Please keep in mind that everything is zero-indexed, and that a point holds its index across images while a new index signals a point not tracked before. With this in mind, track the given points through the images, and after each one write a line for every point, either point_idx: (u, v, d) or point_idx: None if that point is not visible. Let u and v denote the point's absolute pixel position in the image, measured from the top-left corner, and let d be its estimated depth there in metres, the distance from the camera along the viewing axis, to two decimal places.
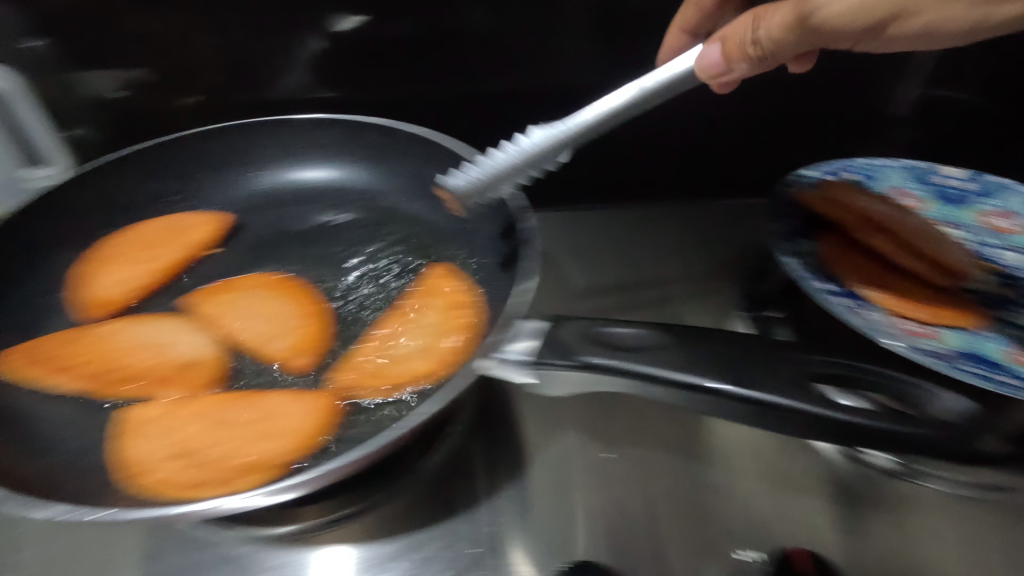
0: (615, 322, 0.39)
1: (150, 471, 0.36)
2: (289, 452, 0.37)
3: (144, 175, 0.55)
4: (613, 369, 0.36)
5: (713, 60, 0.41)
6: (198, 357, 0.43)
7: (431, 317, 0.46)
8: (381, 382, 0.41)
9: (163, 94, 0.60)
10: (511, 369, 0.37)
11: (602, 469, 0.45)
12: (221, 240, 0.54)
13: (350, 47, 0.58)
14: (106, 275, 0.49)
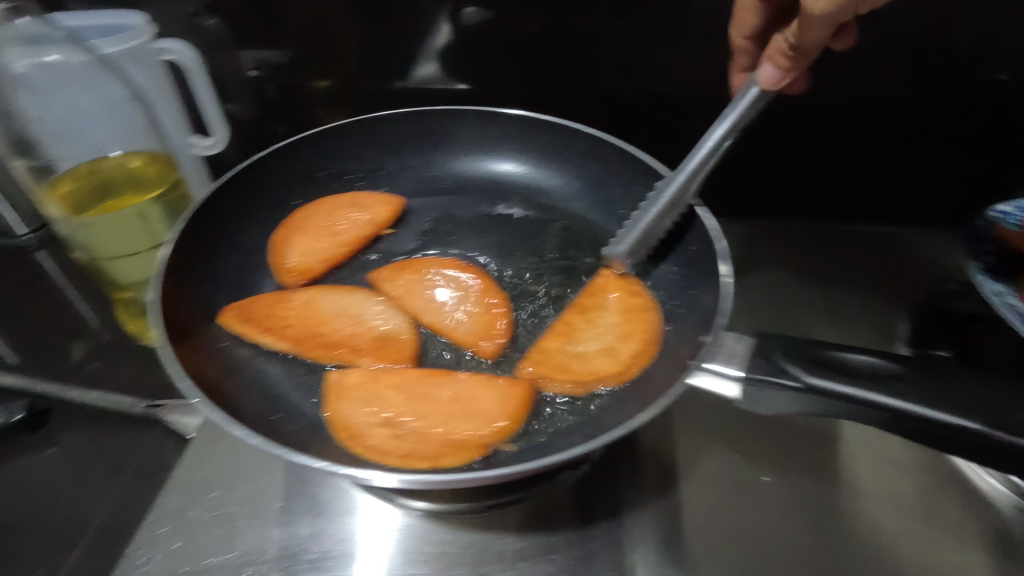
0: (841, 349, 0.38)
1: (364, 436, 0.39)
2: (488, 435, 0.39)
3: (334, 152, 0.59)
4: (846, 397, 0.35)
5: (770, 73, 0.43)
6: (391, 331, 0.47)
7: (611, 320, 0.47)
8: (567, 377, 0.43)
9: (305, 75, 0.68)
10: (723, 370, 0.38)
11: (756, 492, 0.49)
12: (395, 223, 0.57)
13: (477, 38, 0.65)
14: (299, 244, 0.54)
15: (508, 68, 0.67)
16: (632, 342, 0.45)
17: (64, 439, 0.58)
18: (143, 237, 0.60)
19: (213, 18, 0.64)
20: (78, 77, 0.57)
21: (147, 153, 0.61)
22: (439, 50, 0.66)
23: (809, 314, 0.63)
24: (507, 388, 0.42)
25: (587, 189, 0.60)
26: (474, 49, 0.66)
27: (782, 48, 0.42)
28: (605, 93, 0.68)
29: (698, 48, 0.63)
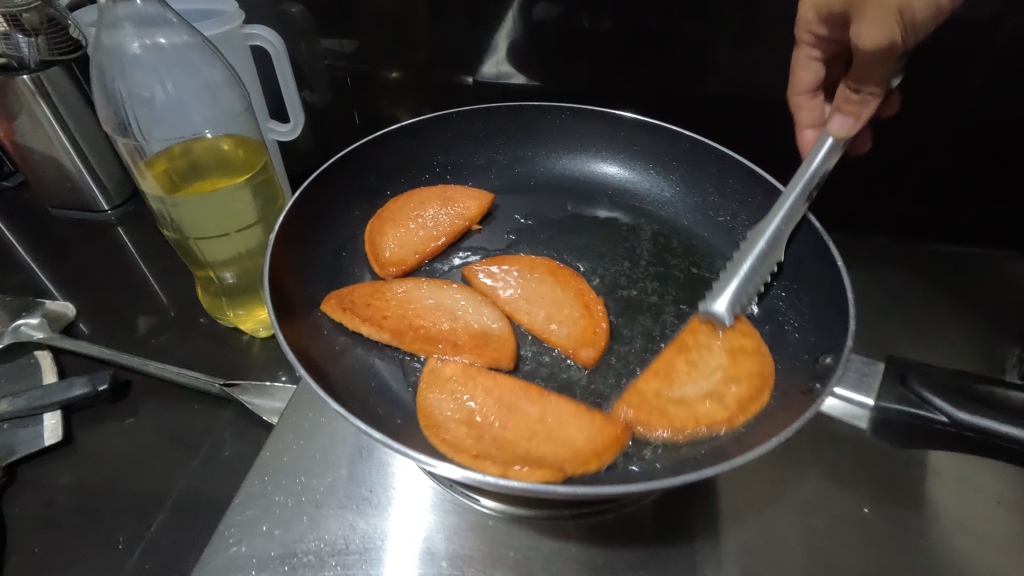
0: (1000, 382, 0.35)
1: (442, 428, 0.39)
2: (570, 463, 0.36)
3: (432, 143, 0.61)
4: (1004, 438, 0.33)
5: (841, 124, 0.44)
6: (489, 329, 0.47)
7: (716, 360, 0.43)
8: (668, 419, 0.40)
9: (381, 65, 0.69)
10: (851, 396, 0.37)
11: (855, 522, 0.47)
12: (483, 219, 0.58)
13: (557, 34, 0.64)
14: (391, 235, 0.54)
15: (587, 66, 0.66)
16: (739, 386, 0.41)
17: (142, 410, 0.59)
18: (234, 220, 0.58)
19: (297, 5, 0.65)
20: (180, 59, 0.56)
21: (238, 137, 0.60)
22: (518, 45, 0.66)
23: (894, 334, 0.61)
24: (600, 423, 0.39)
25: (678, 194, 0.60)
26: (553, 45, 0.65)
27: (849, 97, 0.43)
28: (687, 95, 0.66)
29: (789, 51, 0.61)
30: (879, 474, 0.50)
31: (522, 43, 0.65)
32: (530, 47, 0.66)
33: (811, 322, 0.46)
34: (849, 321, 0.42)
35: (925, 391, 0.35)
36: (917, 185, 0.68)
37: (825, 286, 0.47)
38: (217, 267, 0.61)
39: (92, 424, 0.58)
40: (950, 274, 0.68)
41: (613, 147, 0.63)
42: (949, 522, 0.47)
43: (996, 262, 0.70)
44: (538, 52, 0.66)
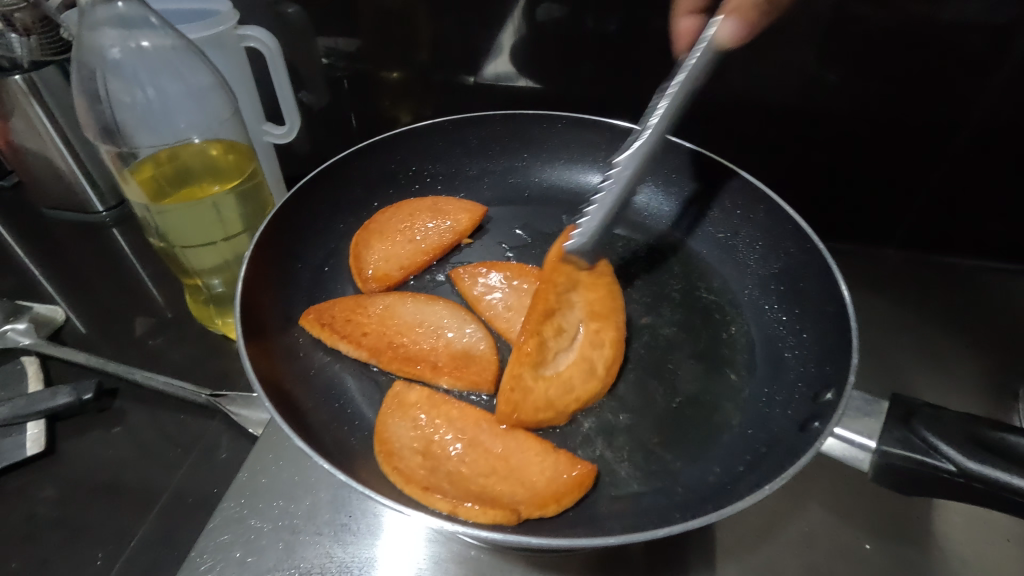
0: (1010, 428, 0.32)
1: (396, 455, 0.37)
2: (525, 501, 0.34)
3: (428, 152, 0.59)
4: (1013, 489, 0.30)
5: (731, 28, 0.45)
6: (473, 350, 0.45)
7: (577, 318, 0.45)
8: (540, 396, 0.40)
9: (379, 69, 0.68)
10: (853, 438, 0.36)
11: (857, 558, 0.45)
12: (475, 232, 0.56)
13: (558, 37, 0.62)
14: (378, 247, 0.52)
15: (588, 71, 0.64)
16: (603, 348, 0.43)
17: (129, 419, 0.56)
18: (216, 230, 0.56)
19: (294, 5, 0.63)
20: (166, 62, 0.55)
21: (226, 142, 0.58)
22: (518, 48, 0.64)
23: (903, 355, 0.58)
24: (564, 462, 0.37)
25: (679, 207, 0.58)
26: (553, 49, 0.63)
27: (744, 4, 0.45)
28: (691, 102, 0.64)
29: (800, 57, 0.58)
30: (884, 509, 0.48)
31: (524, 46, 0.63)
32: (532, 51, 0.64)
33: (812, 349, 0.43)
34: (852, 353, 0.40)
35: (930, 437, 0.33)
36: (929, 196, 0.65)
37: (828, 311, 0.44)
38: (204, 274, 0.59)
39: (76, 435, 0.55)
40: (964, 292, 0.66)
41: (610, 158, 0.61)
42: (955, 560, 0.45)
43: (1010, 278, 0.67)
44: (540, 56, 0.64)
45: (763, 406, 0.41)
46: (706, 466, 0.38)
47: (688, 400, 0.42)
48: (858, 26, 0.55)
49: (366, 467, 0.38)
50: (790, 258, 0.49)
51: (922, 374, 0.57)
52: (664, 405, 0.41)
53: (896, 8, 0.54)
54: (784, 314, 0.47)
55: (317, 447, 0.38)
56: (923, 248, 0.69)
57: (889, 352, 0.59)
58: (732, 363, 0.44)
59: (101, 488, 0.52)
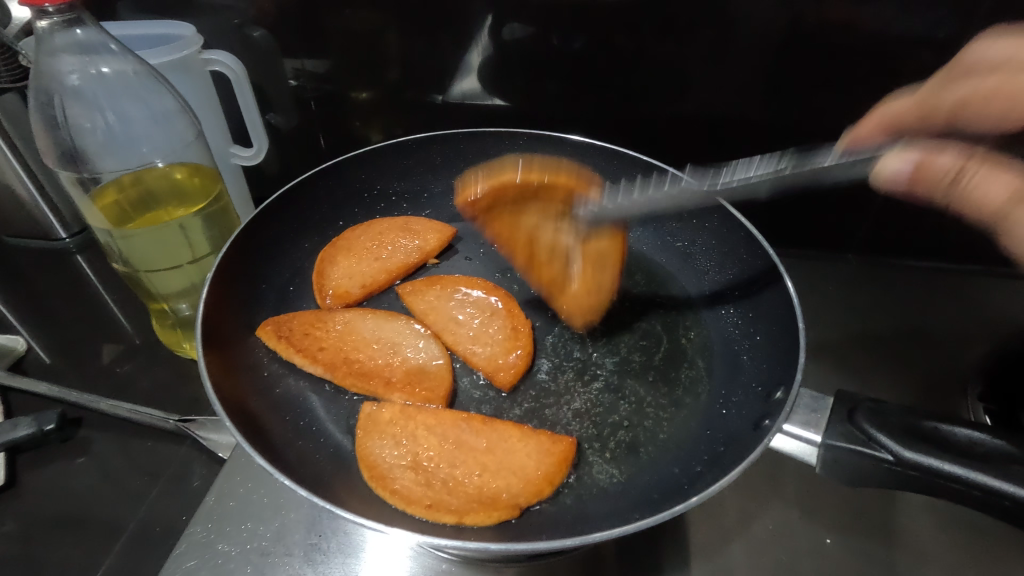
0: (943, 420, 0.35)
1: (388, 476, 0.37)
2: (521, 493, 0.36)
3: (393, 170, 0.61)
4: (942, 471, 0.32)
5: (900, 173, 0.39)
6: (427, 366, 0.45)
7: (491, 325, 0.48)
8: (480, 357, 0.46)
9: (346, 89, 0.68)
10: (800, 433, 0.37)
11: (816, 552, 0.46)
12: (442, 252, 0.56)
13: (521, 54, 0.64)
14: (345, 264, 0.53)
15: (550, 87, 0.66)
16: (603, 228, 0.45)
17: (95, 448, 0.55)
18: (182, 250, 0.56)
19: (259, 28, 0.64)
20: (127, 87, 0.55)
21: (191, 164, 0.58)
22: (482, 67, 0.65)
23: (855, 357, 0.61)
24: (547, 444, 0.39)
25: (634, 216, 0.60)
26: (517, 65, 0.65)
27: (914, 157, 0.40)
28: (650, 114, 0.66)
29: (750, 68, 0.61)
30: (844, 505, 0.49)
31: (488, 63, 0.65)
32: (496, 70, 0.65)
33: (764, 350, 0.45)
34: (799, 352, 0.42)
35: (871, 429, 0.34)
36: (877, 201, 0.68)
37: (779, 313, 0.46)
38: (172, 299, 0.59)
39: (42, 466, 0.54)
40: (913, 294, 0.68)
41: None
42: (910, 550, 0.46)
43: (956, 278, 0.69)
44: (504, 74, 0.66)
45: (719, 408, 0.42)
46: (666, 466, 0.39)
47: (649, 400, 0.43)
48: (809, 39, 0.58)
49: (333, 483, 0.38)
50: (747, 263, 0.52)
51: (874, 374, 0.59)
52: (626, 409, 0.42)
53: (845, 21, 0.57)
54: (739, 318, 0.49)
55: (282, 466, 0.37)
56: (875, 253, 0.72)
57: (843, 352, 0.61)
58: (691, 367, 0.46)
59: (65, 520, 0.50)
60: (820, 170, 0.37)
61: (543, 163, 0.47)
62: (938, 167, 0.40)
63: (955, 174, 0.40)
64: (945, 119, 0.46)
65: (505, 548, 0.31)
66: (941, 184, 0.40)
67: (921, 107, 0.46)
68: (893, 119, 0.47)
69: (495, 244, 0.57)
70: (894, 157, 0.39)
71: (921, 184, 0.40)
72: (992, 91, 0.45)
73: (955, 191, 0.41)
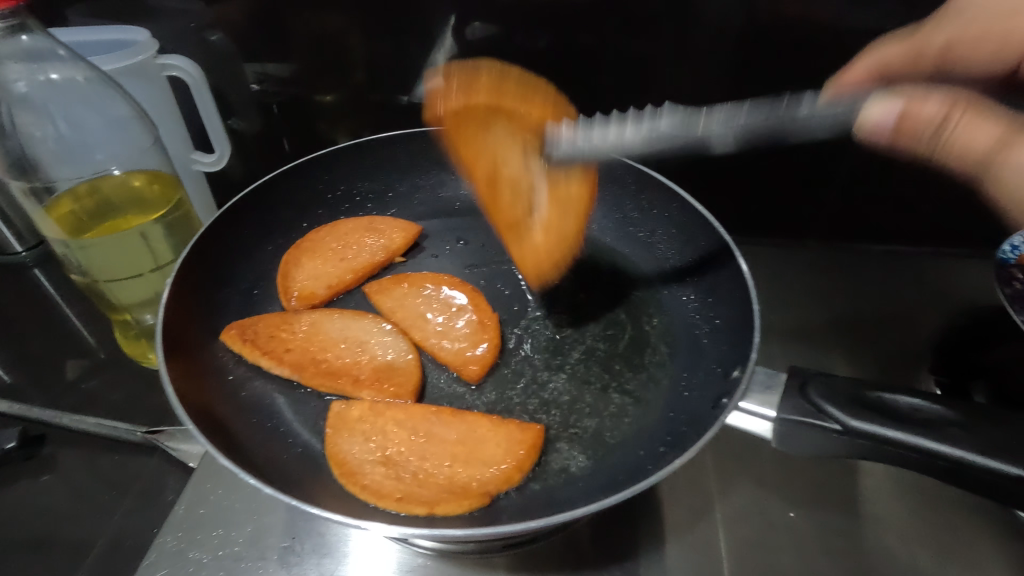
0: (884, 389, 0.37)
1: (359, 473, 0.37)
2: (491, 481, 0.36)
3: (356, 171, 0.60)
4: (888, 440, 0.34)
5: (884, 121, 0.40)
6: (394, 362, 0.45)
7: (458, 318, 0.48)
8: (447, 351, 0.46)
9: (310, 91, 0.68)
10: (756, 410, 0.38)
11: (782, 525, 0.48)
12: (409, 250, 0.56)
13: (487, 54, 0.64)
14: (310, 265, 0.52)
15: None
16: (572, 168, 0.49)
17: (60, 464, 0.54)
18: (144, 258, 0.55)
19: (218, 32, 0.63)
20: (77, 94, 0.54)
21: (150, 171, 0.57)
22: (447, 67, 0.66)
23: (819, 339, 0.63)
24: (516, 433, 0.39)
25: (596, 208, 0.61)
26: (483, 64, 0.65)
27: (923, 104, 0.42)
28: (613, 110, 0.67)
29: (709, 62, 0.63)
30: (808, 479, 0.51)
31: (454, 63, 0.65)
32: (461, 69, 0.66)
33: (723, 333, 0.46)
34: (754, 331, 0.43)
35: (820, 401, 0.36)
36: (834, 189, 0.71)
37: (734, 296, 0.48)
38: (135, 309, 0.58)
39: (4, 485, 0.52)
40: (869, 275, 0.71)
41: None
42: (871, 518, 0.48)
43: (908, 259, 0.72)
44: None
45: (681, 391, 0.44)
46: (631, 449, 0.40)
47: (613, 386, 0.44)
48: (763, 32, 0.60)
49: (304, 482, 0.38)
50: (698, 249, 0.54)
51: (836, 354, 0.61)
52: (591, 396, 0.43)
53: (796, 13, 0.59)
54: (698, 303, 0.50)
55: (251, 468, 0.37)
56: (832, 239, 0.75)
57: (807, 334, 0.63)
58: (654, 352, 0.47)
59: (31, 539, 0.49)
60: (795, 117, 0.39)
61: (528, 103, 0.55)
62: (924, 117, 0.42)
63: (942, 117, 0.42)
64: (937, 58, 0.52)
65: (476, 534, 0.32)
66: (926, 133, 0.42)
67: (909, 55, 0.52)
68: (879, 64, 0.52)
69: (460, 241, 0.58)
70: (879, 104, 0.40)
71: (903, 138, 0.41)
72: (973, 43, 0.51)
73: (942, 138, 0.43)
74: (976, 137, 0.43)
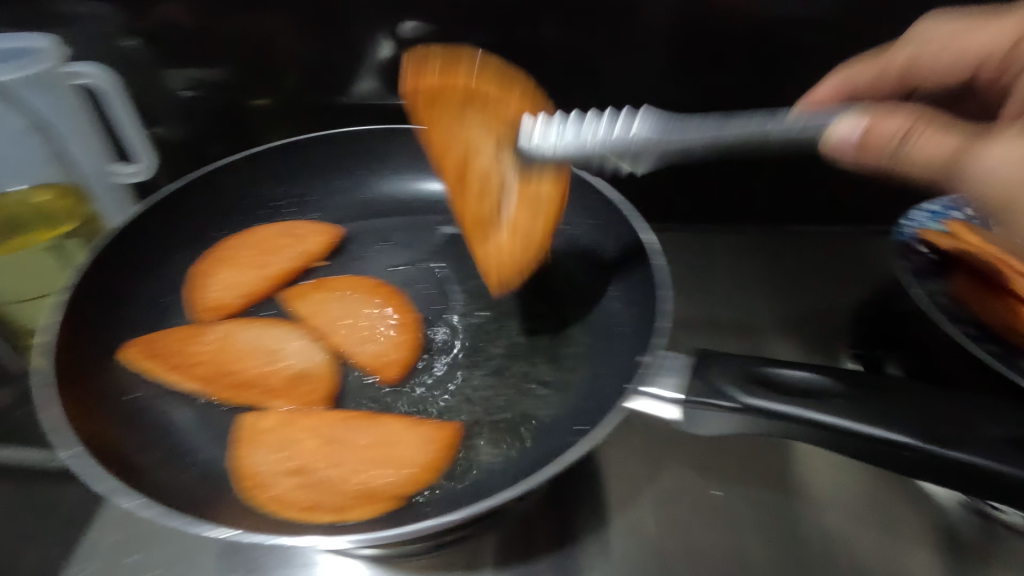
0: (777, 362, 0.37)
1: (266, 484, 0.36)
2: (403, 482, 0.36)
3: (270, 177, 0.58)
4: (781, 415, 0.34)
5: (850, 136, 0.37)
6: (310, 369, 0.44)
7: (378, 321, 0.47)
8: (366, 355, 0.45)
9: (240, 95, 0.62)
10: (661, 395, 0.36)
11: (708, 503, 0.47)
12: (331, 252, 0.55)
13: (425, 53, 0.60)
14: (225, 275, 0.51)
15: None
16: (547, 166, 0.45)
17: None
18: (47, 277, 0.57)
19: (128, 38, 0.57)
20: None
21: (59, 186, 0.57)
22: (383, 66, 0.61)
23: (761, 324, 0.62)
24: (430, 432, 0.39)
25: None
26: None
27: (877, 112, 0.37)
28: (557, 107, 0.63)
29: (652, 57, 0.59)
30: (735, 454, 0.50)
31: (392, 66, 0.61)
32: (400, 68, 0.61)
33: (635, 315, 0.47)
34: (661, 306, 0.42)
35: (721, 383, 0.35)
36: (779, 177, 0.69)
37: (639, 277, 0.49)
38: None
39: None
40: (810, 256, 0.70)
41: None
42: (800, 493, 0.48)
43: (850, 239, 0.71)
44: (408, 74, 0.61)
45: (599, 383, 0.43)
46: (546, 440, 0.40)
47: (531, 378, 0.44)
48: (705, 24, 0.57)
49: (203, 505, 0.36)
50: (611, 235, 0.52)
51: (777, 339, 0.60)
52: (508, 390, 0.43)
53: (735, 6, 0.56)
54: (614, 290, 0.49)
55: (146, 493, 0.35)
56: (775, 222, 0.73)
57: (749, 321, 0.62)
58: (573, 341, 0.47)
59: None
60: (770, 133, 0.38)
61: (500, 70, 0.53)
62: (885, 128, 0.36)
63: (900, 138, 0.36)
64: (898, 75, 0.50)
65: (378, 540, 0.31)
66: (886, 148, 0.36)
67: (871, 72, 0.50)
68: (846, 83, 0.50)
69: (384, 243, 0.57)
70: (845, 120, 0.37)
71: (867, 155, 0.37)
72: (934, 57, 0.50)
73: (898, 158, 0.36)
74: (938, 150, 0.36)
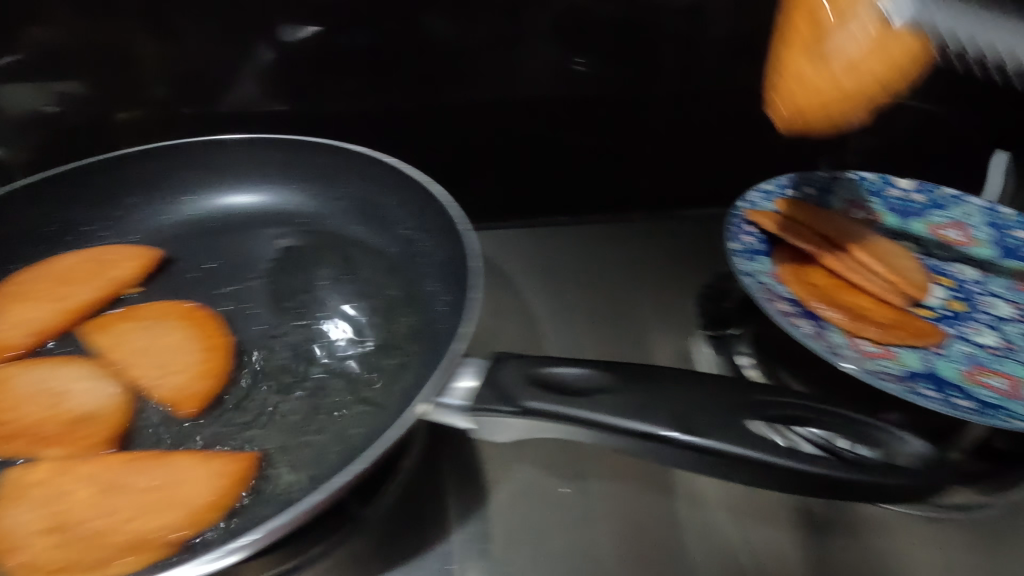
0: (561, 361, 0.37)
1: (16, 547, 0.32)
2: (179, 526, 0.33)
3: (76, 200, 0.55)
4: (557, 415, 0.34)
5: None
6: (97, 409, 0.40)
7: (184, 350, 0.44)
8: (166, 388, 0.41)
9: (109, 108, 0.55)
10: (450, 405, 0.35)
11: (550, 503, 0.43)
12: (148, 277, 0.51)
13: (307, 61, 0.56)
14: (13, 312, 0.46)
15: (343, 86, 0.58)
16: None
17: None
18: None
19: None
20: None
21: None
22: (267, 74, 0.56)
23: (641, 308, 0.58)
24: (222, 466, 0.36)
25: (352, 209, 0.59)
26: (308, 68, 0.56)
27: None
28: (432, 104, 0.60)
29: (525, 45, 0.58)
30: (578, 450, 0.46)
31: (275, 72, 0.56)
32: (281, 75, 0.56)
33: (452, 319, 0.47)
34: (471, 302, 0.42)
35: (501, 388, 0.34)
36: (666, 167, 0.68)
37: (460, 280, 0.50)
38: None
39: None
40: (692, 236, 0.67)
41: (273, 175, 0.60)
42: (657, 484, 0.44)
43: None
44: (287, 79, 0.57)
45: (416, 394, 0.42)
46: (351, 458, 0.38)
47: (346, 396, 0.42)
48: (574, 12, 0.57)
49: None
50: (440, 240, 0.53)
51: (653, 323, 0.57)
52: (317, 409, 0.41)
53: None
54: (446, 295, 0.49)
55: None
56: (658, 209, 0.70)
57: (627, 305, 0.59)
58: (395, 351, 0.46)
59: None
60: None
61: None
62: None
63: None
64: None
65: None
66: None
67: None
68: None
69: (205, 262, 0.53)
70: None
71: None
72: None
73: None
74: None
